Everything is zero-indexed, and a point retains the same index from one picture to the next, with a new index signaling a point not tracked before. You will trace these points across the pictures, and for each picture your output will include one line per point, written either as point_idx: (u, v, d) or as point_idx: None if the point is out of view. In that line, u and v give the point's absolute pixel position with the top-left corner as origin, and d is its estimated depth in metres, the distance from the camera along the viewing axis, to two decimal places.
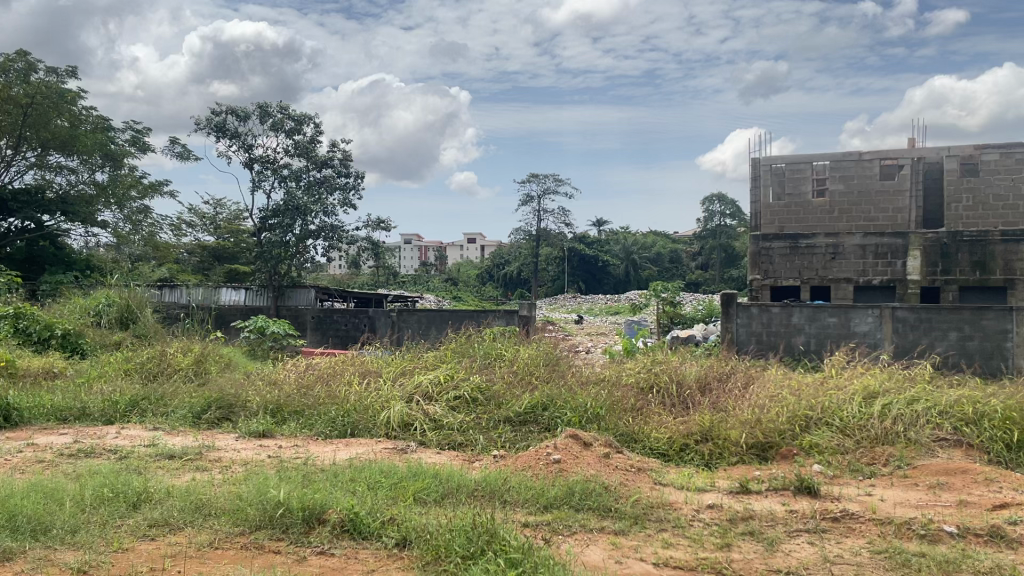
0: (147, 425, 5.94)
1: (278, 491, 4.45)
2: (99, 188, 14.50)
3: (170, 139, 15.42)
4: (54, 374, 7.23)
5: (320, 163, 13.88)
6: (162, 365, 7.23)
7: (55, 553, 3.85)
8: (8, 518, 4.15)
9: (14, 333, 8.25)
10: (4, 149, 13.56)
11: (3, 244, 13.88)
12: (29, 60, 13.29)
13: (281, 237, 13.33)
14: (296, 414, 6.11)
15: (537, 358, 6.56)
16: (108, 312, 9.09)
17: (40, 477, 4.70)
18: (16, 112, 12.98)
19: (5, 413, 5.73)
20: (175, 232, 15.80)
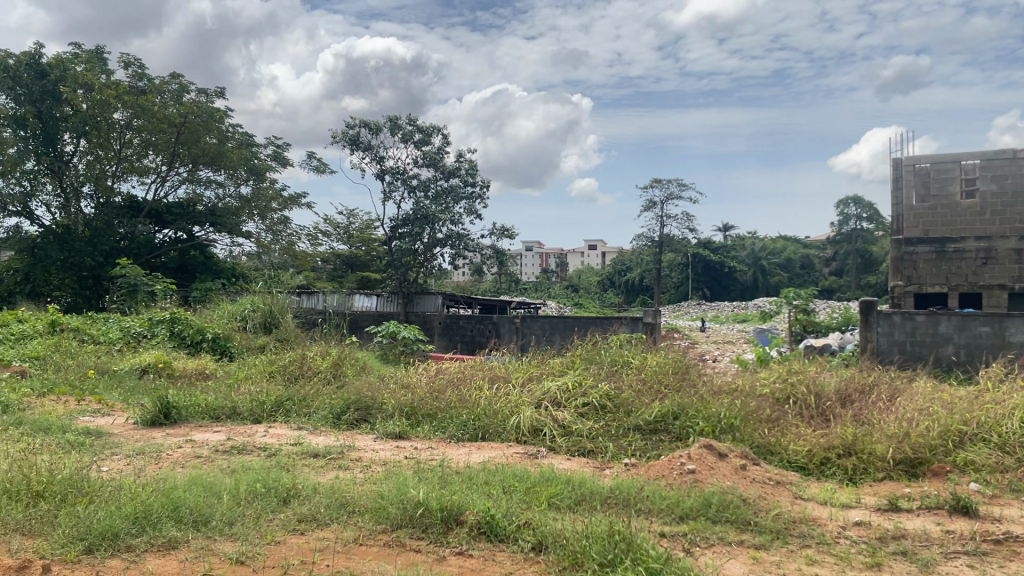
0: (291, 424, 6.27)
1: (417, 491, 4.58)
2: (243, 200, 15.39)
3: (306, 153, 16.19)
4: (206, 375, 7.73)
5: (448, 172, 14.21)
6: (303, 368, 7.60)
7: (214, 544, 4.10)
8: (173, 508, 4.46)
9: (171, 336, 8.93)
10: (160, 165, 14.65)
11: (159, 254, 14.98)
12: (182, 81, 14.27)
13: (410, 245, 13.77)
14: (428, 417, 6.27)
15: (667, 365, 6.46)
16: (253, 318, 9.67)
17: (199, 472, 5.03)
18: (171, 131, 13.97)
19: (165, 411, 6.15)
20: (311, 242, 16.57)
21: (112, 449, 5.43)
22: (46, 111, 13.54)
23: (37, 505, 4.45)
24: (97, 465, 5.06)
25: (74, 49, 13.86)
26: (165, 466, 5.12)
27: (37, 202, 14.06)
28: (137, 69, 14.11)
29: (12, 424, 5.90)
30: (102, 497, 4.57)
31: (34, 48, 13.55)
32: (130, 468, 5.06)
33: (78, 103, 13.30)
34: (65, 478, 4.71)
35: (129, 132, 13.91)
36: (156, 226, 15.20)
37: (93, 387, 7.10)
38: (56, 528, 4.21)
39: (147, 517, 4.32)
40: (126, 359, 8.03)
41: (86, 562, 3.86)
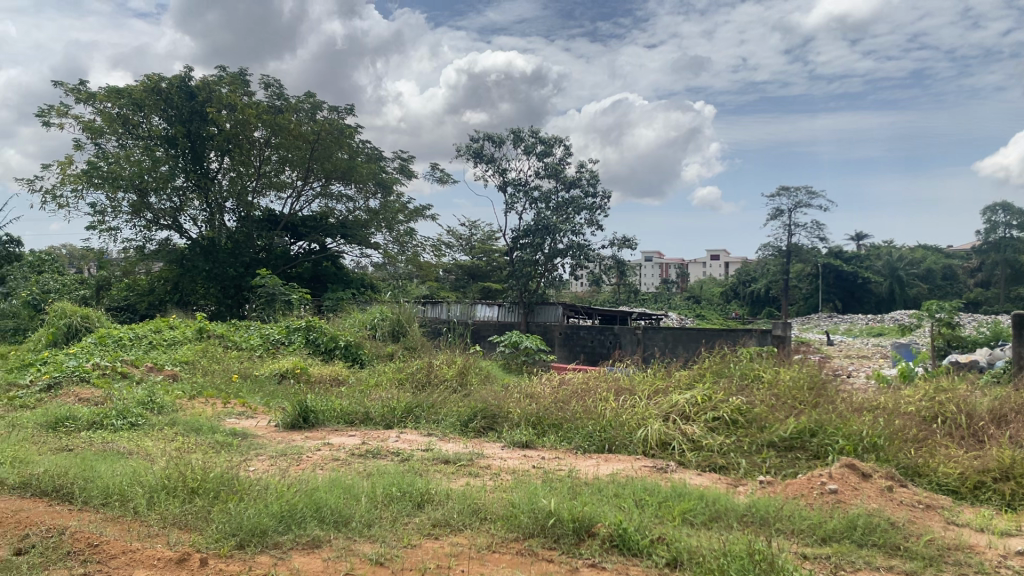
0: (422, 431, 6.44)
1: (548, 501, 4.59)
2: (371, 213, 15.94)
3: (430, 166, 16.62)
4: (339, 380, 8.05)
5: (568, 183, 14.26)
6: (430, 375, 7.79)
7: (355, 544, 4.26)
8: (315, 508, 4.66)
9: (307, 343, 9.35)
10: (295, 180, 15.39)
11: (293, 264, 15.74)
12: (316, 101, 14.97)
13: (532, 255, 13.94)
14: (555, 427, 6.28)
15: (801, 380, 6.23)
16: (382, 326, 10.00)
17: (338, 474, 5.23)
18: (306, 147, 14.67)
19: (304, 414, 6.44)
20: (435, 253, 16.98)
21: (257, 450, 5.73)
22: (194, 131, 14.49)
23: (192, 501, 4.75)
24: (245, 465, 5.35)
25: (220, 72, 14.75)
26: (306, 468, 5.36)
27: (186, 216, 15.05)
28: (276, 90, 14.91)
29: (167, 423, 6.33)
30: (251, 495, 4.82)
31: (184, 72, 14.51)
32: (274, 468, 5.33)
33: (222, 123, 14.17)
34: (217, 476, 5.00)
35: (268, 149, 14.71)
36: (291, 239, 16.00)
37: (237, 391, 7.52)
38: (209, 523, 4.47)
39: (292, 516, 4.53)
40: (266, 364, 8.46)
41: (238, 557, 4.08)
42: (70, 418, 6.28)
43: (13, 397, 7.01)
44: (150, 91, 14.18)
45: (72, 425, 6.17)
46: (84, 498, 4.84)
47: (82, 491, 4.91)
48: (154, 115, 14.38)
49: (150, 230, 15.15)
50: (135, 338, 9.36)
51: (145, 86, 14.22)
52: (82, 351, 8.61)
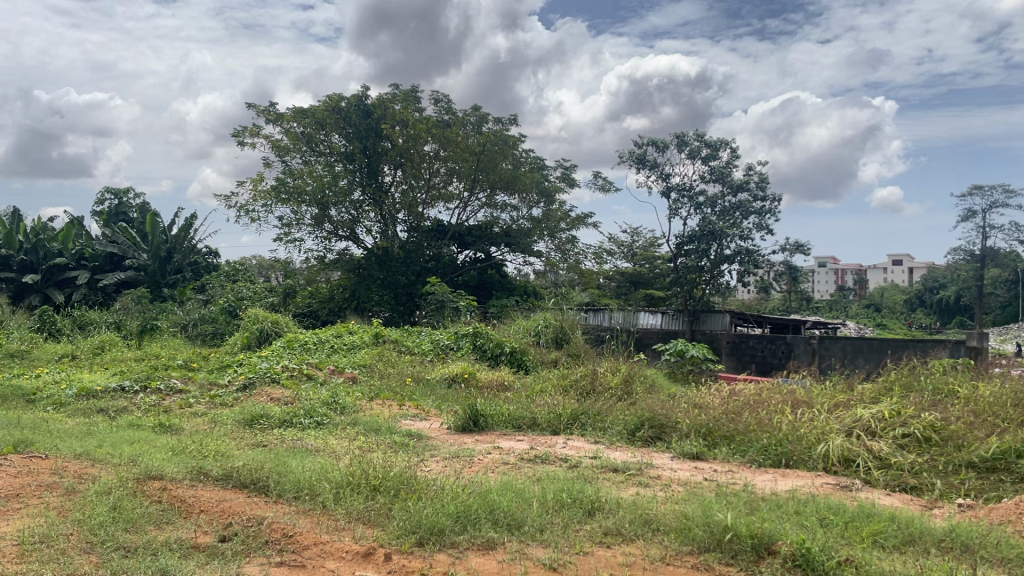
0: (589, 438, 6.45)
1: (724, 515, 4.46)
2: (535, 221, 16.15)
3: (593, 173, 16.65)
4: (504, 386, 8.21)
5: (736, 187, 13.85)
6: (594, 383, 7.77)
7: (528, 548, 4.32)
8: (489, 510, 4.76)
9: (474, 349, 9.63)
10: (462, 191, 15.89)
11: (460, 273, 16.27)
12: (482, 113, 15.41)
13: (697, 262, 13.66)
14: (726, 439, 6.08)
15: (1005, 397, 5.71)
16: (545, 333, 10.11)
17: (509, 478, 5.34)
18: (472, 159, 15.12)
19: (475, 418, 6.61)
20: (597, 260, 16.97)
21: (432, 451, 5.95)
22: (370, 146, 15.30)
23: (374, 498, 5.00)
24: (421, 465, 5.57)
25: (394, 90, 15.48)
26: (478, 470, 5.49)
27: (361, 227, 15.92)
28: (445, 104, 15.48)
29: (349, 423, 6.71)
30: (428, 494, 5.01)
31: (362, 91, 15.36)
32: (448, 470, 5.50)
33: (395, 138, 14.89)
34: (396, 475, 5.23)
35: (437, 162, 15.29)
36: (458, 247, 16.54)
37: (411, 394, 7.84)
38: (391, 520, 4.69)
39: (468, 517, 4.65)
40: (436, 369, 8.77)
41: (418, 554, 4.25)
42: (263, 416, 6.78)
43: (215, 395, 7.66)
44: (331, 110, 15.13)
45: (266, 422, 6.67)
46: (279, 491, 5.20)
47: (277, 484, 5.28)
48: (335, 132, 15.32)
49: (329, 240, 16.13)
50: (318, 342, 9.99)
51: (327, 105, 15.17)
52: (273, 354, 9.31)
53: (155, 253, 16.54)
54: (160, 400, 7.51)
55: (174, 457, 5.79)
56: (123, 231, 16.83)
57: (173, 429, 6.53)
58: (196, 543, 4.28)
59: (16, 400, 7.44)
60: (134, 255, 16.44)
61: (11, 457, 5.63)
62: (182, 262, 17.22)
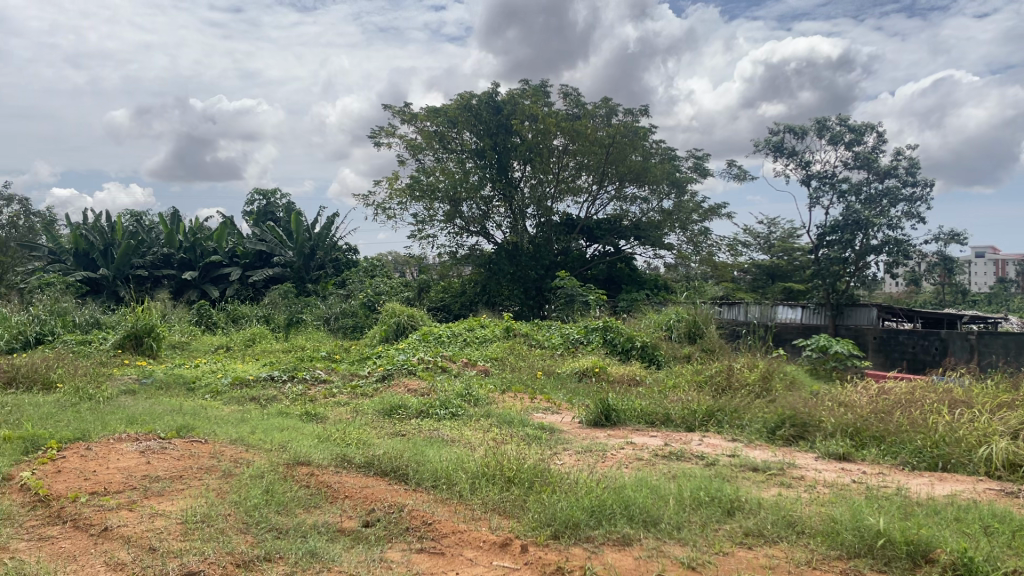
0: (726, 436, 6.27)
1: (876, 520, 4.22)
2: (665, 213, 15.83)
3: (727, 162, 16.16)
4: (636, 381, 8.11)
5: (883, 173, 13.09)
6: (730, 379, 7.54)
7: (665, 546, 4.24)
8: (624, 506, 4.71)
9: (604, 343, 9.57)
10: (591, 185, 15.83)
11: (589, 267, 16.30)
12: (611, 105, 15.27)
13: (840, 253, 13.04)
14: (876, 440, 5.76)
15: None
16: (678, 327, 9.90)
17: (645, 474, 5.26)
18: (601, 152, 15.02)
19: (606, 412, 6.56)
20: (731, 252, 16.47)
21: (565, 445, 5.95)
22: (500, 143, 15.50)
23: (509, 490, 5.05)
24: (554, 458, 5.58)
25: (523, 86, 15.58)
26: (612, 465, 5.44)
27: (492, 222, 16.16)
28: (574, 98, 15.45)
29: (482, 415, 6.81)
30: (563, 487, 5.01)
31: (493, 88, 15.55)
32: (582, 464, 5.48)
33: (525, 133, 14.99)
34: (531, 467, 5.26)
35: (566, 156, 15.29)
36: (586, 242, 16.55)
37: (542, 387, 7.89)
38: (526, 511, 4.72)
39: (603, 511, 4.62)
40: (567, 363, 8.78)
41: (554, 547, 4.26)
42: (401, 406, 7.00)
43: (356, 386, 7.98)
44: (462, 108, 15.43)
45: (404, 412, 6.89)
46: (417, 479, 5.34)
47: (416, 473, 5.43)
48: (466, 130, 15.64)
49: (461, 236, 16.47)
50: (452, 336, 10.23)
51: (459, 103, 15.49)
52: (410, 347, 9.61)
53: (300, 251, 17.39)
54: (306, 389, 7.90)
55: (321, 444, 6.07)
56: (271, 230, 17.83)
57: (318, 417, 6.85)
58: (342, 527, 4.47)
59: (180, 387, 8.04)
60: (281, 253, 17.37)
61: (176, 440, 6.07)
62: (324, 258, 18.00)
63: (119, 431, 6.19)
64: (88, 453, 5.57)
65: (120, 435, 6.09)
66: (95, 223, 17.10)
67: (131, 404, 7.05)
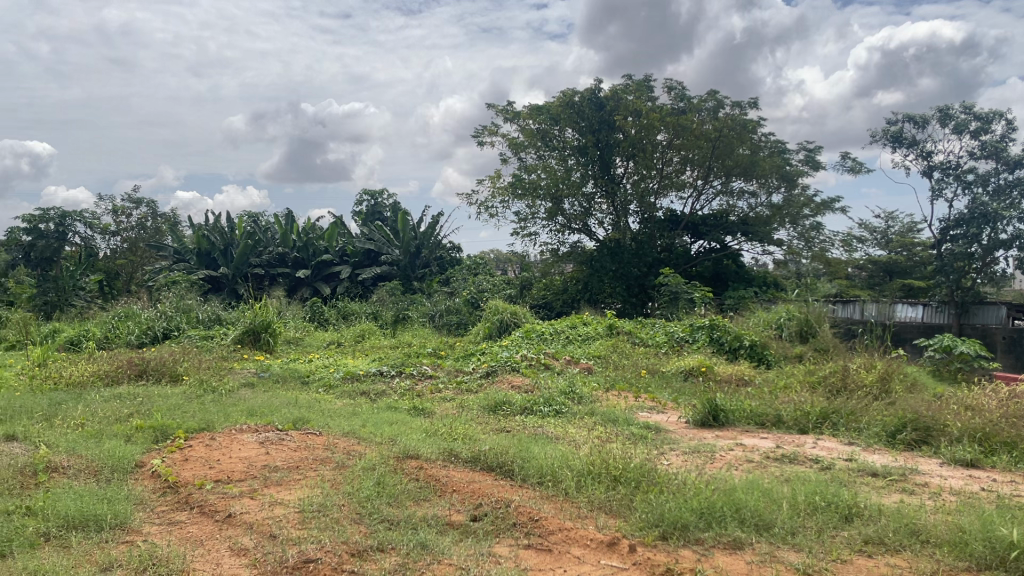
0: (841, 439, 6.04)
1: (1009, 531, 3.97)
2: (774, 208, 15.34)
3: (841, 154, 15.51)
4: (745, 381, 7.89)
5: (1013, 163, 12.29)
6: (847, 380, 7.24)
7: (779, 551, 4.12)
8: (735, 508, 4.58)
9: (711, 341, 9.38)
10: (696, 180, 15.53)
11: (694, 264, 15.99)
12: (719, 98, 14.91)
13: (966, 248, 12.40)
14: (1007, 447, 5.44)
15: None
16: (789, 326, 9.60)
17: (756, 477, 5.12)
18: (707, 146, 14.71)
19: (714, 413, 6.42)
20: (845, 248, 15.82)
21: (672, 445, 5.86)
22: (603, 139, 15.38)
23: (616, 489, 5.02)
24: (661, 458, 5.50)
25: (627, 81, 15.41)
26: (721, 467, 5.32)
27: (594, 219, 16.10)
28: (679, 92, 15.18)
29: (587, 413, 6.79)
30: (671, 488, 4.93)
31: (596, 84, 15.45)
32: (689, 465, 5.38)
33: (627, 129, 14.82)
34: (638, 467, 5.20)
35: (670, 151, 15.03)
36: (692, 238, 16.25)
37: (647, 385, 7.79)
38: (633, 511, 4.68)
39: (713, 513, 4.52)
40: (672, 361, 8.63)
41: (663, 548, 4.21)
42: (506, 402, 7.06)
43: (461, 381, 8.11)
44: (565, 105, 15.41)
45: (509, 408, 6.94)
46: (523, 476, 5.37)
47: (522, 469, 5.46)
48: (568, 127, 15.60)
49: (563, 233, 16.46)
50: (555, 333, 10.25)
51: (561, 101, 15.49)
52: (513, 344, 9.69)
53: (406, 249, 17.79)
54: (413, 385, 8.07)
55: (429, 438, 6.18)
56: (379, 229, 18.32)
57: (426, 412, 7.00)
58: (451, 521, 4.54)
59: (295, 381, 8.38)
60: (388, 251, 17.82)
61: (292, 432, 6.33)
62: (430, 256, 18.34)
63: (240, 422, 6.50)
64: (212, 443, 5.88)
65: (241, 426, 6.38)
66: (216, 224, 17.98)
67: (250, 396, 7.39)
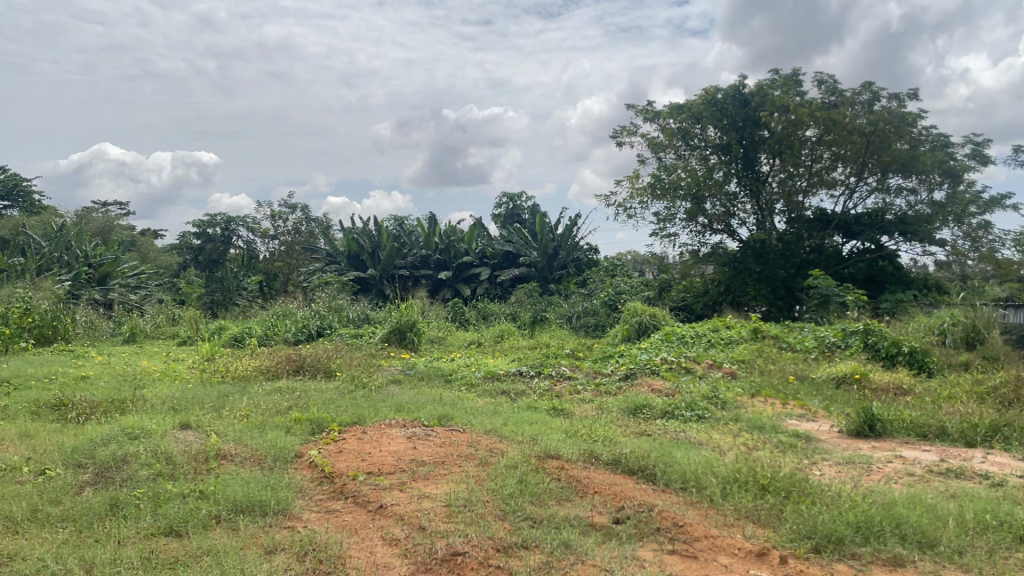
0: (1015, 454, 5.59)
1: None
2: (936, 206, 14.39)
3: (1013, 147, 14.35)
4: (904, 391, 7.42)
5: None
6: (1020, 392, 6.68)
7: (945, 571, 3.87)
8: (895, 523, 4.33)
9: (865, 347, 8.92)
10: (848, 177, 14.80)
11: (846, 265, 15.25)
12: (874, 90, 14.31)
13: None
14: None
15: None
16: (953, 332, 8.97)
17: (916, 491, 4.82)
18: (861, 141, 14.02)
19: (870, 423, 6.09)
20: (1019, 248, 14.58)
21: (823, 455, 5.62)
22: (748, 136, 14.92)
23: (764, 498, 4.85)
24: (812, 468, 5.28)
25: (773, 76, 14.91)
26: (879, 480, 5.05)
27: (737, 219, 15.66)
28: (830, 85, 14.54)
29: (731, 419, 6.61)
30: (823, 500, 4.72)
31: (740, 81, 15.04)
32: (844, 476, 5.14)
33: (774, 125, 14.32)
34: (787, 476, 5.01)
35: (820, 147, 14.40)
36: (843, 238, 15.48)
37: (795, 392, 7.50)
38: (783, 522, 4.51)
39: (871, 527, 4.30)
40: (822, 367, 8.26)
41: (815, 562, 4.04)
42: (646, 405, 6.99)
43: (600, 383, 8.10)
44: (707, 103, 15.08)
45: (649, 412, 6.87)
46: (666, 480, 5.30)
47: (664, 474, 5.39)
48: (710, 126, 15.22)
49: (704, 234, 16.11)
50: (696, 336, 10.06)
51: (704, 98, 15.15)
52: (652, 346, 9.59)
53: (544, 250, 17.93)
54: (552, 386, 8.13)
55: (569, 439, 6.21)
56: (517, 231, 18.55)
57: (565, 413, 7.04)
58: (594, 522, 4.55)
59: (438, 379, 8.64)
60: (526, 253, 18.01)
61: (438, 428, 6.53)
62: (567, 258, 18.39)
63: (389, 417, 6.77)
64: (363, 436, 6.15)
65: (390, 421, 6.65)
66: (364, 228, 18.78)
67: (398, 393, 7.67)
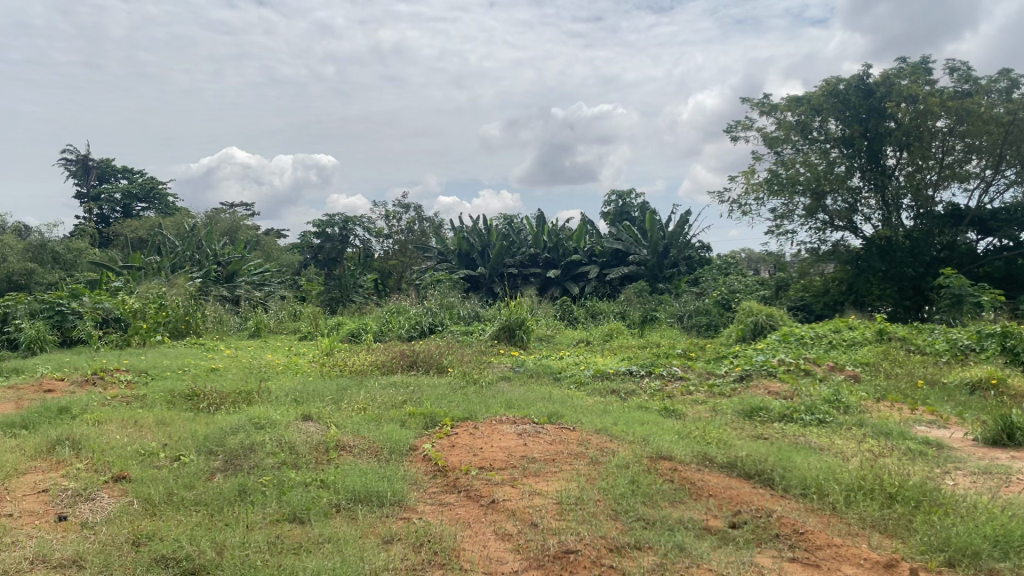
0: None
1: None
2: None
3: None
4: None
5: None
6: None
7: None
8: None
9: (1003, 351, 8.36)
10: (984, 170, 13.90)
11: (981, 263, 14.31)
12: (1014, 76, 13.36)
13: None
14: None
15: None
16: None
17: None
18: (998, 132, 13.13)
19: (1009, 431, 5.68)
20: None
21: (957, 464, 5.29)
22: (872, 128, 14.24)
23: (891, 507, 4.62)
24: (945, 478, 4.98)
25: (900, 65, 14.17)
26: (1020, 492, 4.71)
27: (860, 216, 14.96)
28: (964, 73, 13.68)
29: (855, 424, 6.33)
30: (958, 511, 4.45)
31: (864, 70, 14.37)
32: (981, 487, 4.83)
33: (900, 116, 13.61)
34: (917, 485, 4.75)
35: (952, 139, 13.58)
36: (978, 235, 14.55)
37: (924, 397, 7.10)
38: (913, 533, 4.28)
39: (1010, 543, 4.01)
40: (955, 372, 7.79)
41: None
42: (763, 408, 6.78)
43: (714, 384, 7.91)
44: (828, 95, 14.49)
45: (766, 415, 6.66)
46: (785, 485, 5.12)
47: (783, 479, 5.20)
48: (831, 118, 14.62)
49: (824, 231, 15.48)
50: (816, 337, 9.68)
51: (824, 90, 14.57)
52: (769, 347, 9.29)
53: (654, 248, 17.69)
54: (664, 385, 8.02)
55: (682, 441, 6.10)
56: (627, 229, 18.37)
57: (677, 413, 6.92)
58: (709, 525, 4.44)
59: (548, 377, 8.66)
60: (636, 251, 17.81)
61: (548, 425, 6.54)
62: (678, 256, 18.05)
63: (500, 413, 6.84)
64: (476, 432, 6.25)
65: (501, 417, 6.72)
66: (474, 227, 19.06)
67: (508, 389, 7.75)
